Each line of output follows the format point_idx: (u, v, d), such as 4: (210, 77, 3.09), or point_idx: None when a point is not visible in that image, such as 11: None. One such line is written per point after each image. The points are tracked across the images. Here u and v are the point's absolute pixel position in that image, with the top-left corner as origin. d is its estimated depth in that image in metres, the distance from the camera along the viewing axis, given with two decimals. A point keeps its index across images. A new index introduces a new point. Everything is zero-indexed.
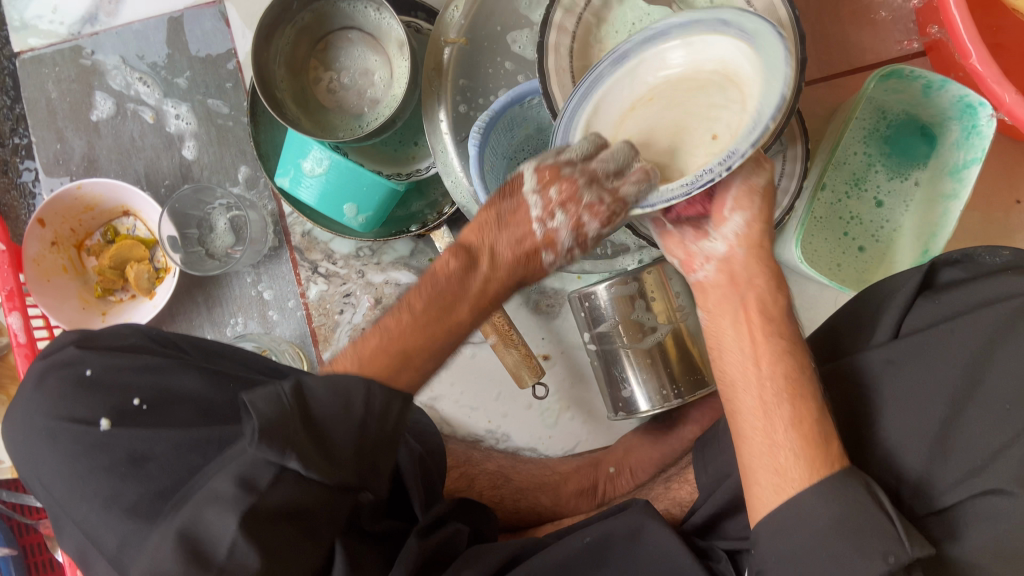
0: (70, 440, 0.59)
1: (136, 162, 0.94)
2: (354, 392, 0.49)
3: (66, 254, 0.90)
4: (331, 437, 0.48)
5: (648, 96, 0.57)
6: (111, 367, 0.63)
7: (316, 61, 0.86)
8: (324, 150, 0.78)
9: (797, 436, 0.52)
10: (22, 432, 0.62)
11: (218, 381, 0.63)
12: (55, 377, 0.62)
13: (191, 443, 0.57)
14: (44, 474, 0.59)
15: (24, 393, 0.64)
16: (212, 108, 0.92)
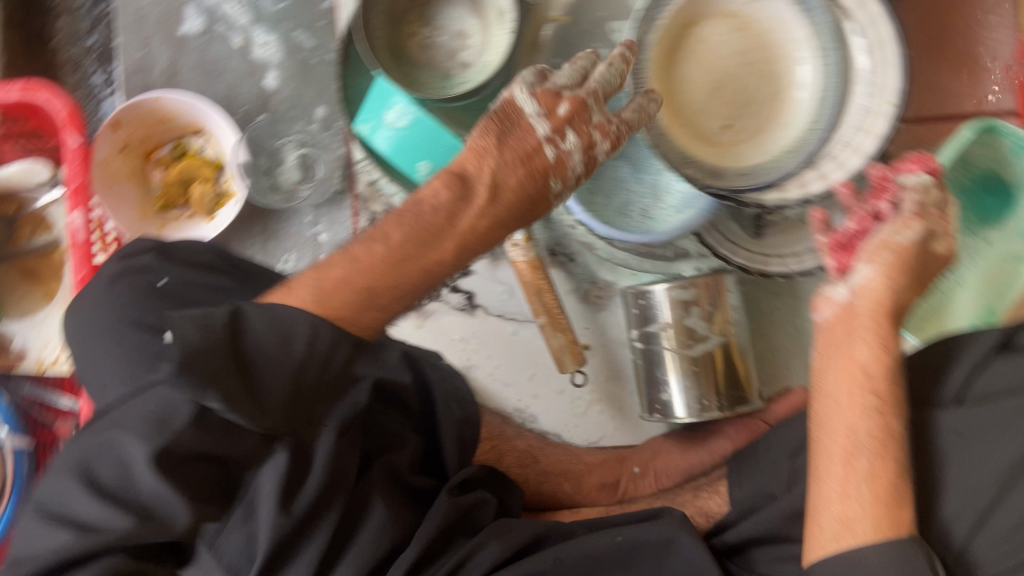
0: (133, 346, 0.59)
1: (218, 85, 0.93)
2: (304, 328, 0.48)
3: (133, 162, 0.90)
4: (268, 371, 0.47)
5: (735, 21, 0.75)
6: (184, 281, 0.64)
7: (414, 16, 0.86)
8: (411, 102, 0.79)
9: (871, 492, 0.53)
10: (86, 330, 0.62)
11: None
12: (129, 282, 0.63)
13: None
14: (100, 375, 0.59)
15: (92, 291, 0.65)
16: (300, 44, 0.92)
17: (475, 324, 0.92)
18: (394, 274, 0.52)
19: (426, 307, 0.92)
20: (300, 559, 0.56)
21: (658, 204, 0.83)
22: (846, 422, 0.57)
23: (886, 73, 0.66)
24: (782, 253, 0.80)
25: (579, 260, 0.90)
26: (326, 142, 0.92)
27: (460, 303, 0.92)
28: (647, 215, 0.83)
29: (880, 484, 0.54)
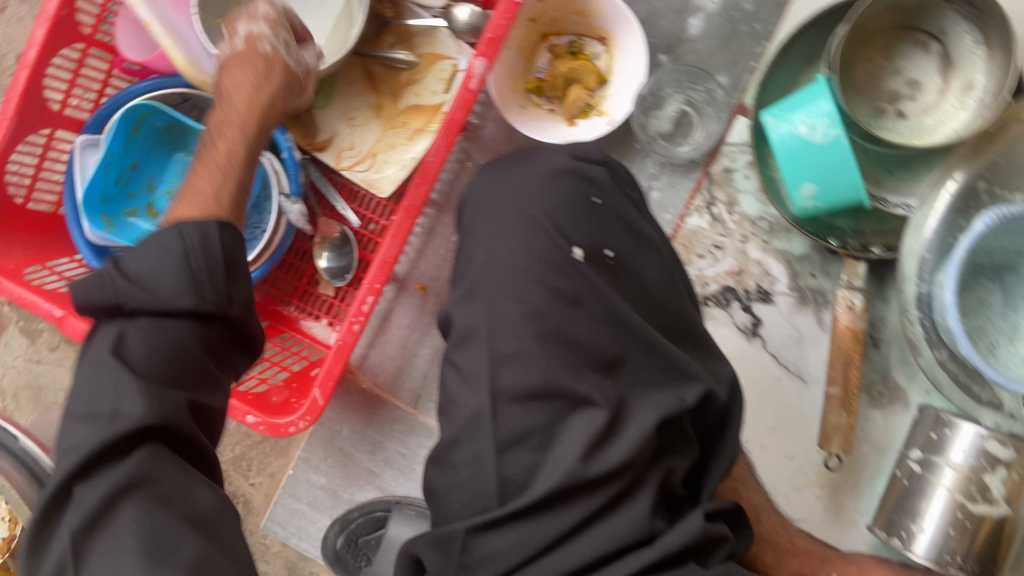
0: (540, 245, 0.57)
1: (641, 4, 0.88)
2: (175, 235, 0.53)
3: (531, 36, 0.88)
4: (151, 262, 0.52)
5: None
6: (616, 213, 0.61)
7: (882, 42, 0.80)
8: (838, 125, 0.75)
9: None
10: (502, 195, 0.61)
11: (674, 289, 0.62)
12: (570, 182, 0.60)
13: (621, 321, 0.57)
14: (496, 246, 0.58)
15: (526, 163, 0.63)
16: (743, 8, 0.87)
17: (746, 350, 0.88)
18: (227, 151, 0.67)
19: (709, 308, 0.89)
20: (573, 506, 0.52)
21: (1010, 347, 0.77)
22: None
23: None
24: None
25: (883, 350, 0.85)
26: (711, 113, 0.87)
27: (744, 324, 0.89)
28: (992, 351, 0.77)
29: None
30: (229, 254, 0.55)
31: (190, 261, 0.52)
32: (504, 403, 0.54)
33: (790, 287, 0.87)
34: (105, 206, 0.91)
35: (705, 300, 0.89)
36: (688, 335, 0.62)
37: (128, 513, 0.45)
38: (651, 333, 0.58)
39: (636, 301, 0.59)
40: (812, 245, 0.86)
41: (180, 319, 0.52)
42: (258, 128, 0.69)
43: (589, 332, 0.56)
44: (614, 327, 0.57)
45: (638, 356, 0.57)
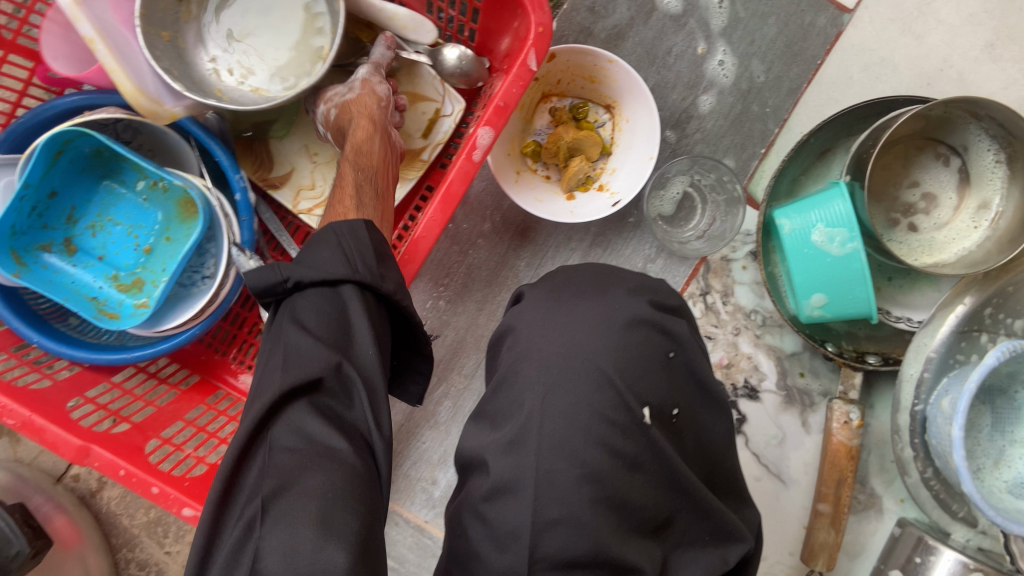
0: (607, 403, 0.52)
1: (652, 73, 0.82)
2: (331, 229, 0.58)
3: (532, 95, 0.80)
4: (314, 257, 0.56)
5: None
6: (689, 368, 0.57)
7: (901, 150, 0.77)
8: (857, 239, 0.71)
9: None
10: (556, 334, 0.55)
11: (730, 447, 0.60)
12: (645, 336, 0.55)
13: (679, 486, 0.53)
14: (555, 395, 0.52)
15: (591, 300, 0.57)
16: (757, 90, 0.82)
17: None
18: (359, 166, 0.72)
19: None
20: None
21: (994, 471, 0.78)
22: None
23: None
24: None
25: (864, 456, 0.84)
26: (714, 199, 0.83)
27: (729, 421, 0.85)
28: (977, 475, 0.77)
29: None
30: (382, 248, 0.59)
31: (347, 250, 0.57)
32: (542, 570, 0.48)
33: (778, 385, 0.84)
34: (15, 240, 0.76)
35: None
36: (728, 488, 0.59)
37: (313, 479, 0.47)
38: (706, 494, 0.54)
39: (692, 456, 0.57)
40: (804, 344, 0.83)
41: (339, 294, 0.55)
42: (371, 135, 0.73)
43: (643, 497, 0.51)
44: (669, 490, 0.53)
45: (687, 516, 0.54)
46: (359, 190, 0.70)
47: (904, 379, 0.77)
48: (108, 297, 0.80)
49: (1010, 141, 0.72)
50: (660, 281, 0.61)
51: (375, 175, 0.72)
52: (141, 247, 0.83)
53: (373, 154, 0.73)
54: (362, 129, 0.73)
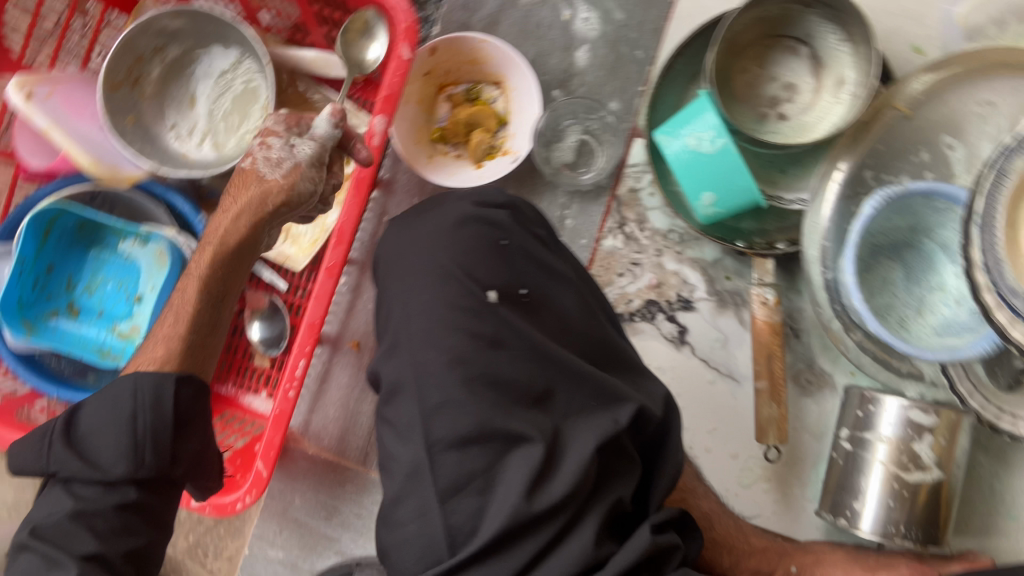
0: (455, 291, 0.62)
1: (529, 46, 0.93)
2: (120, 395, 0.63)
3: (428, 89, 0.91)
4: (98, 449, 0.63)
5: None
6: (523, 251, 0.65)
7: (753, 53, 0.85)
8: (722, 135, 0.79)
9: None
10: (416, 249, 0.66)
11: (589, 316, 0.66)
12: (474, 232, 0.65)
13: (543, 354, 0.61)
14: (413, 298, 0.63)
15: (429, 217, 0.68)
16: (624, 38, 0.91)
17: (677, 359, 0.91)
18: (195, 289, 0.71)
19: (636, 323, 0.92)
20: (516, 549, 0.56)
21: (919, 319, 0.81)
22: None
23: None
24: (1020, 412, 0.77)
25: (805, 339, 0.89)
26: (609, 139, 0.92)
27: (671, 334, 0.92)
28: (904, 325, 0.81)
29: None
30: (179, 414, 0.65)
31: (133, 435, 0.62)
32: (441, 451, 0.57)
33: (709, 292, 0.90)
34: (25, 311, 0.90)
35: (630, 316, 0.92)
36: (618, 363, 0.66)
37: None
38: (575, 362, 0.62)
39: (560, 330, 0.64)
40: (723, 250, 0.90)
41: (123, 487, 0.63)
42: (217, 258, 0.71)
43: (513, 370, 0.59)
44: (539, 363, 0.61)
45: (566, 387, 0.61)
46: (181, 321, 0.69)
47: (810, 261, 0.82)
48: (111, 346, 0.93)
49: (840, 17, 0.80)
50: (489, 187, 0.69)
51: (210, 296, 0.71)
52: (133, 296, 0.95)
53: (215, 281, 0.71)
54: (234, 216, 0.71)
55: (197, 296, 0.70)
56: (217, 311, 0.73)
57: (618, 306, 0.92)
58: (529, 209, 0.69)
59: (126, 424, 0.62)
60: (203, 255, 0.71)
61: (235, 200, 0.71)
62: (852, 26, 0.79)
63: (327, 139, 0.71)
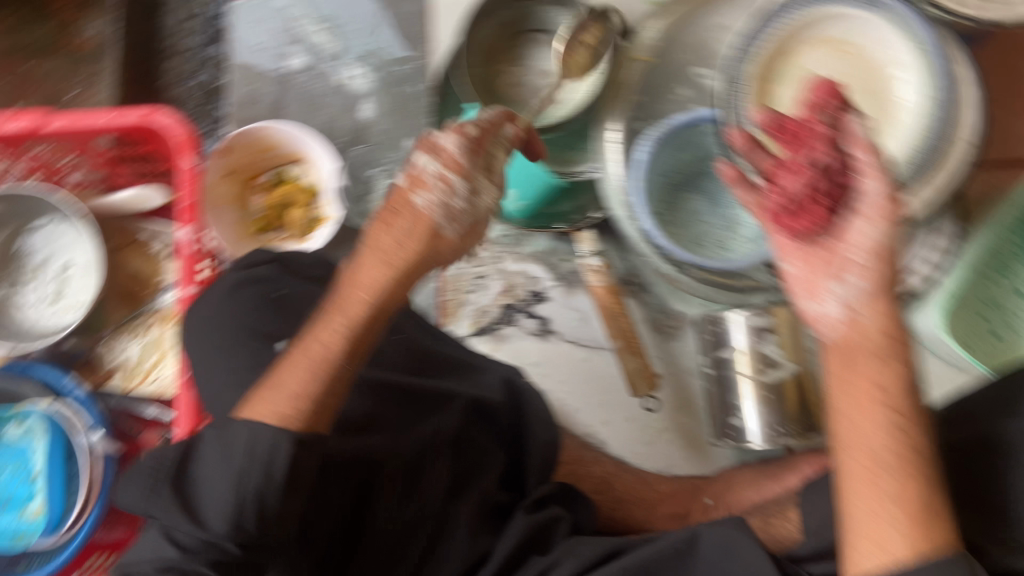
0: (244, 353, 0.62)
1: (316, 117, 0.98)
2: (234, 440, 0.51)
3: (237, 186, 0.96)
4: (204, 494, 0.50)
5: (833, 42, 0.79)
6: (302, 296, 0.67)
7: (504, 55, 0.91)
8: (504, 135, 0.83)
9: (900, 504, 0.46)
10: (205, 332, 0.65)
11: (400, 339, 0.72)
12: (249, 291, 0.65)
13: (372, 383, 0.67)
14: (208, 370, 0.63)
15: (206, 297, 0.67)
16: (398, 81, 0.97)
17: (548, 349, 0.95)
18: (326, 343, 0.54)
19: (501, 330, 0.96)
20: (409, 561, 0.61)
21: (733, 235, 0.86)
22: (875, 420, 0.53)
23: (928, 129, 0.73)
24: None
25: (652, 289, 0.93)
26: None
27: (535, 329, 0.95)
28: (722, 246, 0.86)
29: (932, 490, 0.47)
30: (292, 479, 0.51)
31: (239, 480, 0.49)
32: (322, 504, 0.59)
33: (554, 278, 0.95)
34: None
35: (493, 326, 0.96)
36: (443, 368, 0.73)
37: None
38: (406, 384, 0.68)
39: (370, 361, 0.68)
40: (551, 237, 0.95)
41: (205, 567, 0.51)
42: (374, 324, 0.55)
43: (347, 407, 0.64)
44: (371, 393, 0.66)
45: (404, 404, 0.67)
46: (295, 396, 0.53)
47: (622, 221, 0.85)
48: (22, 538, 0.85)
49: None
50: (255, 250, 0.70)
51: (340, 363, 0.54)
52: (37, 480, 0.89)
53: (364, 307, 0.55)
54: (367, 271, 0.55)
55: (335, 360, 0.54)
56: (344, 378, 0.55)
57: (479, 320, 0.96)
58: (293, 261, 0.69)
59: (241, 476, 0.49)
60: (358, 284, 0.55)
61: (389, 235, 0.56)
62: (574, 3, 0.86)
63: (455, 156, 0.58)
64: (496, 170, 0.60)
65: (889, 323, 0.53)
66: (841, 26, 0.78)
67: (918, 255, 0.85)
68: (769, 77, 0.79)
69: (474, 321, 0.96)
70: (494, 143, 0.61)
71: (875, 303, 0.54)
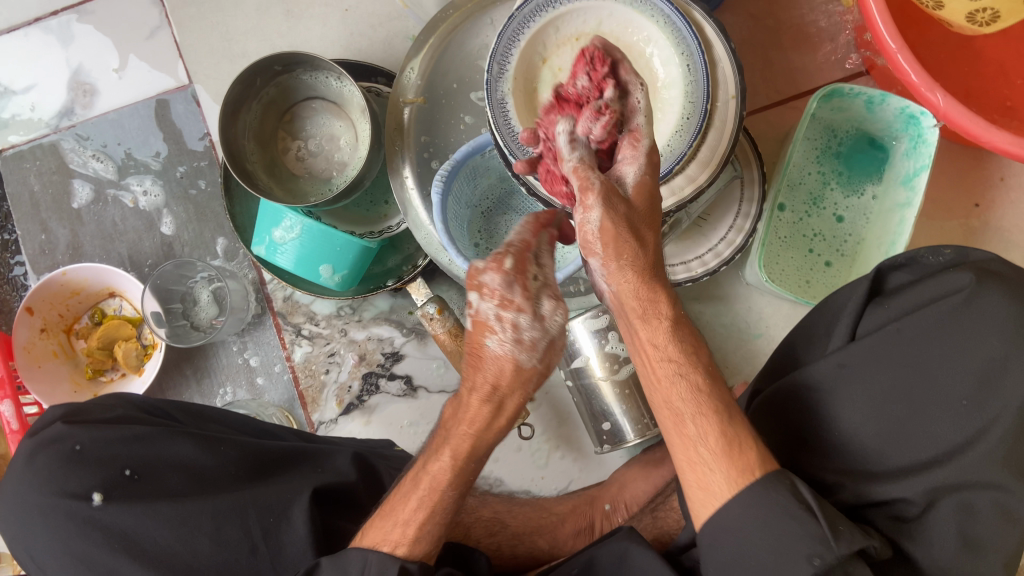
0: (61, 516, 0.58)
1: (120, 246, 0.97)
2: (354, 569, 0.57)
3: (56, 340, 0.93)
4: None
5: (581, 38, 0.77)
6: (99, 441, 0.62)
7: (284, 132, 0.90)
8: (296, 218, 0.81)
9: (712, 447, 0.54)
10: (13, 509, 0.60)
11: (212, 446, 0.65)
12: (45, 455, 0.61)
13: (184, 515, 0.59)
14: (33, 547, 0.59)
15: (6, 476, 0.62)
16: (189, 186, 0.96)
17: (420, 405, 0.92)
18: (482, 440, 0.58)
19: (368, 402, 0.93)
20: None
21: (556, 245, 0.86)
22: (680, 396, 0.56)
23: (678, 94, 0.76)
24: (687, 257, 0.87)
25: None
26: (234, 271, 0.95)
27: (400, 389, 0.93)
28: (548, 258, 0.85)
29: (733, 428, 0.55)
30: None
31: None
32: None
33: (404, 334, 0.93)
34: None
35: (359, 399, 0.93)
36: (278, 463, 0.68)
37: None
38: (231, 499, 0.61)
39: (194, 479, 0.62)
40: (388, 295, 0.93)
41: None
42: (490, 441, 0.58)
43: (167, 545, 0.58)
44: (185, 523, 0.59)
45: (233, 519, 0.60)
46: (429, 505, 0.58)
47: (448, 265, 0.83)
48: None
49: (314, 64, 0.84)
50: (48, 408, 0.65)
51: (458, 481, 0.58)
52: None
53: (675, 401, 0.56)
54: (471, 409, 0.57)
55: (447, 491, 0.58)
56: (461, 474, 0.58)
57: (343, 398, 0.93)
58: (82, 404, 0.66)
59: None
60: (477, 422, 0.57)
61: (485, 379, 0.57)
62: (325, 65, 0.84)
63: (507, 288, 0.57)
64: (550, 282, 0.59)
65: (647, 290, 0.56)
66: (584, 19, 0.76)
67: (736, 211, 0.86)
68: (532, 86, 0.78)
69: (339, 400, 0.93)
70: (538, 257, 0.60)
71: (630, 270, 0.56)
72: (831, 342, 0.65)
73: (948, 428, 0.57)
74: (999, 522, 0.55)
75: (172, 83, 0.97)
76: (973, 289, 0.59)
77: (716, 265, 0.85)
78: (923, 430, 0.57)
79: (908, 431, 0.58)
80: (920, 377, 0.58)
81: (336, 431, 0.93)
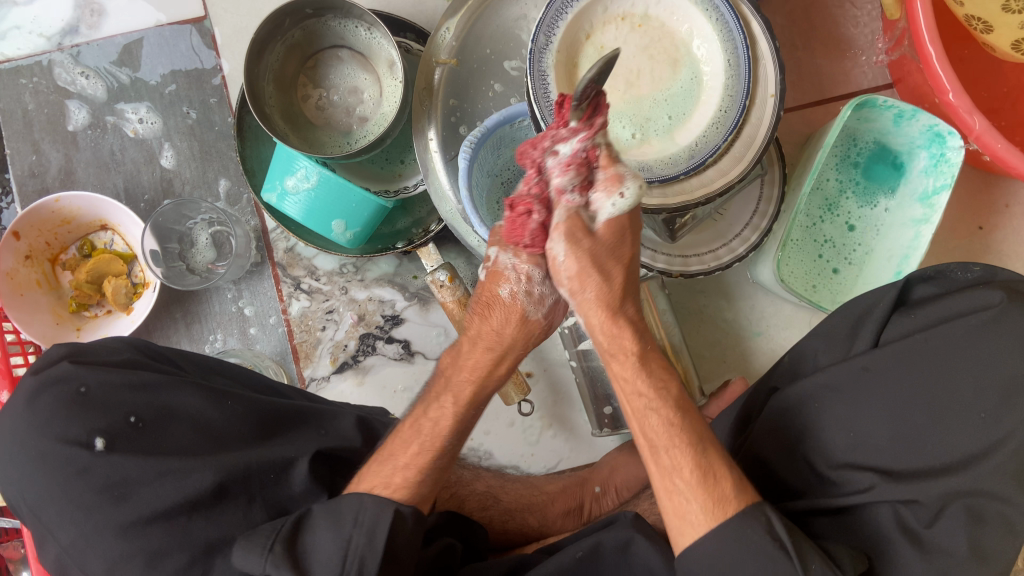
0: (61, 461, 0.56)
1: (116, 177, 0.93)
2: (346, 508, 0.55)
3: (40, 269, 0.90)
4: (317, 555, 0.52)
5: (627, 17, 0.74)
6: (108, 385, 0.60)
7: (305, 78, 0.87)
8: (313, 165, 0.78)
9: (687, 478, 0.52)
10: (14, 448, 0.58)
11: (217, 400, 0.63)
12: (47, 396, 0.59)
13: (184, 468, 0.57)
14: (26, 488, 0.57)
15: (8, 411, 0.60)
16: (196, 124, 0.92)
17: (416, 371, 0.91)
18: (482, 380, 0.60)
19: (363, 363, 0.91)
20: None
21: None
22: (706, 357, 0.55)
23: (716, 82, 0.73)
24: (701, 249, 0.86)
25: None
26: (236, 216, 0.92)
27: (398, 353, 0.91)
28: None
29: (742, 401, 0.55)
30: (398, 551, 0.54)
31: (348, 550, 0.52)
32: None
33: (407, 297, 0.91)
34: None
35: (354, 359, 0.91)
36: (286, 420, 0.66)
37: None
38: (230, 455, 0.59)
39: (200, 432, 0.60)
40: (395, 258, 0.91)
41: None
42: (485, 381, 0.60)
43: (160, 496, 0.55)
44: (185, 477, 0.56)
45: (236, 475, 0.58)
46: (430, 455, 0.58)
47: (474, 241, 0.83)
48: None
49: (345, 11, 0.82)
50: (52, 347, 0.63)
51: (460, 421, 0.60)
52: None
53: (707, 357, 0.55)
54: (474, 358, 0.60)
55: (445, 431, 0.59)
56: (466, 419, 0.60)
57: (338, 356, 0.91)
58: (84, 345, 0.64)
59: (350, 541, 0.52)
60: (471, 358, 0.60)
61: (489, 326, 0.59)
62: (358, 13, 0.81)
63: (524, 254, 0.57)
64: None
65: None
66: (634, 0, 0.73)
67: (755, 209, 0.86)
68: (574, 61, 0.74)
69: (333, 358, 0.91)
70: None
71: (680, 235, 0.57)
72: (854, 345, 0.64)
73: (964, 439, 0.56)
74: (1003, 536, 0.55)
75: (185, 13, 0.92)
76: (1004, 306, 0.57)
77: (729, 261, 0.85)
78: (939, 439, 0.56)
79: (925, 439, 0.56)
80: (940, 386, 0.57)
81: (327, 389, 0.91)
